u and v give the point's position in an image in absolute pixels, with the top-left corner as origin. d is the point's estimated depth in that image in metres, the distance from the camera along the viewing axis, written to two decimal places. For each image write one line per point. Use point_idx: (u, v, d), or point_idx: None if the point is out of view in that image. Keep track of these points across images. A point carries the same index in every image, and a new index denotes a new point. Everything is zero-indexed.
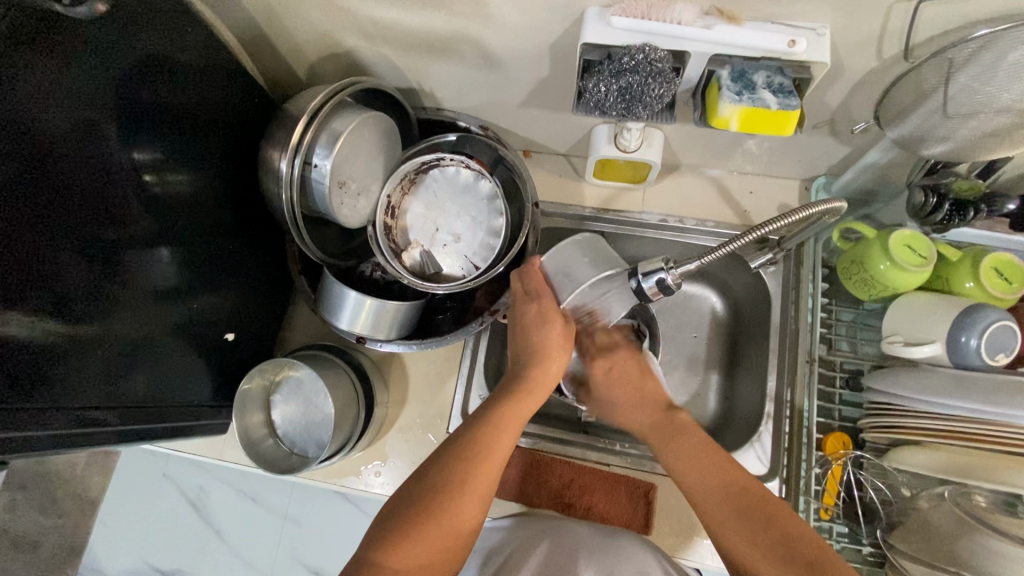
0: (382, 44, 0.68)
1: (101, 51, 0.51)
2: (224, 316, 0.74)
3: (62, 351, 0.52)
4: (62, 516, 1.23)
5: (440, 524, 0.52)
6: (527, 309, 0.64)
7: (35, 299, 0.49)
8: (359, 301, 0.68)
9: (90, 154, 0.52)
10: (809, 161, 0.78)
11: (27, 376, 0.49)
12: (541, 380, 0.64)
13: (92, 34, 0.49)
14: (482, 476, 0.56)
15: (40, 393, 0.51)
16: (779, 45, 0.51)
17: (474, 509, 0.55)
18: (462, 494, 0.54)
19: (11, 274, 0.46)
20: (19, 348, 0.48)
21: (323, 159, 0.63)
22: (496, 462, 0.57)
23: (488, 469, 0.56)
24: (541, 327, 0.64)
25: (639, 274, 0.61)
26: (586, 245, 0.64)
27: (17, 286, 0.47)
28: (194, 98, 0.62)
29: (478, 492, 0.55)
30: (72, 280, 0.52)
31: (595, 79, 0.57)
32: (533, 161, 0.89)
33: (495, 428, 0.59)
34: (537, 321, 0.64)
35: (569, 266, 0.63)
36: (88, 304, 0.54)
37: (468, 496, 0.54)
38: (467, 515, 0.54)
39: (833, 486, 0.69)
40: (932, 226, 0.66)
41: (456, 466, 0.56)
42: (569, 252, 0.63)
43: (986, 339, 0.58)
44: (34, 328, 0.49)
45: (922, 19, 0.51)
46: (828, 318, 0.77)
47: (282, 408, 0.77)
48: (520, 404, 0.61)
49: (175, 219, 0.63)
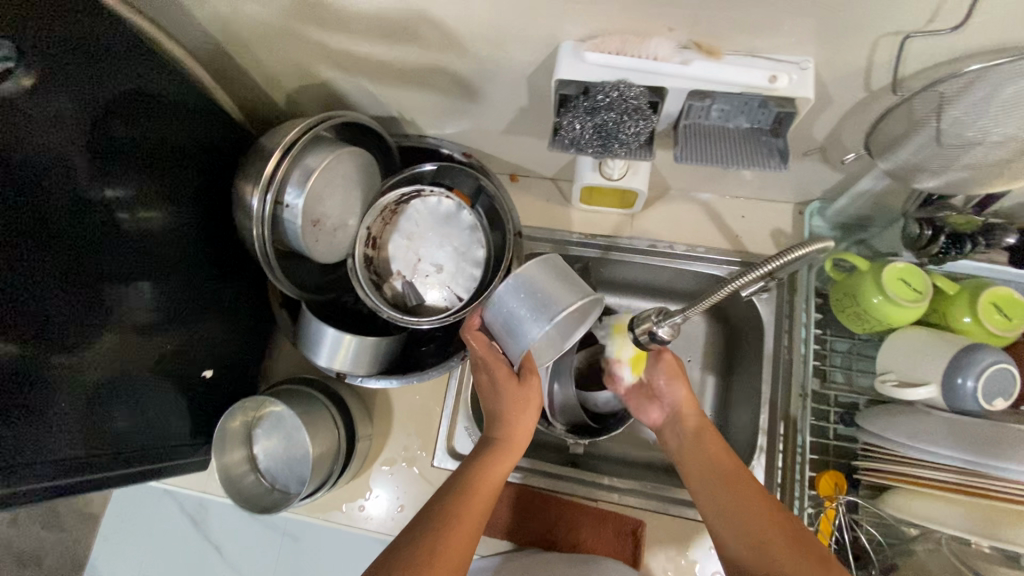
0: (358, 75, 0.66)
1: (57, 93, 0.49)
2: (201, 351, 0.72)
3: (23, 414, 0.51)
4: None
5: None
6: (478, 368, 0.63)
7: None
8: (337, 338, 0.67)
9: (58, 193, 0.51)
10: (801, 186, 0.76)
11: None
12: (512, 437, 0.63)
13: (37, 75, 0.47)
14: (459, 532, 0.55)
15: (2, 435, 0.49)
16: (759, 81, 0.49)
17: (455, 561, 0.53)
18: (441, 555, 0.53)
19: None
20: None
21: (295, 198, 0.62)
22: (474, 521, 0.57)
23: (460, 535, 0.55)
24: (500, 390, 0.62)
25: (634, 328, 0.64)
26: (552, 268, 0.57)
27: None
28: (162, 132, 0.61)
29: (456, 549, 0.54)
30: (36, 322, 0.51)
31: (569, 116, 0.54)
32: (519, 186, 0.88)
33: (471, 489, 0.59)
34: (494, 385, 0.62)
35: (540, 291, 0.55)
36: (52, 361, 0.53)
37: (446, 556, 0.53)
38: (450, 564, 0.53)
39: (827, 527, 0.65)
40: (930, 259, 0.63)
41: (433, 527, 0.55)
42: (533, 275, 0.55)
43: (984, 380, 0.55)
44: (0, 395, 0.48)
45: (910, 52, 0.48)
46: (823, 349, 0.75)
47: (263, 443, 0.76)
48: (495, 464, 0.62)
49: (150, 257, 0.62)
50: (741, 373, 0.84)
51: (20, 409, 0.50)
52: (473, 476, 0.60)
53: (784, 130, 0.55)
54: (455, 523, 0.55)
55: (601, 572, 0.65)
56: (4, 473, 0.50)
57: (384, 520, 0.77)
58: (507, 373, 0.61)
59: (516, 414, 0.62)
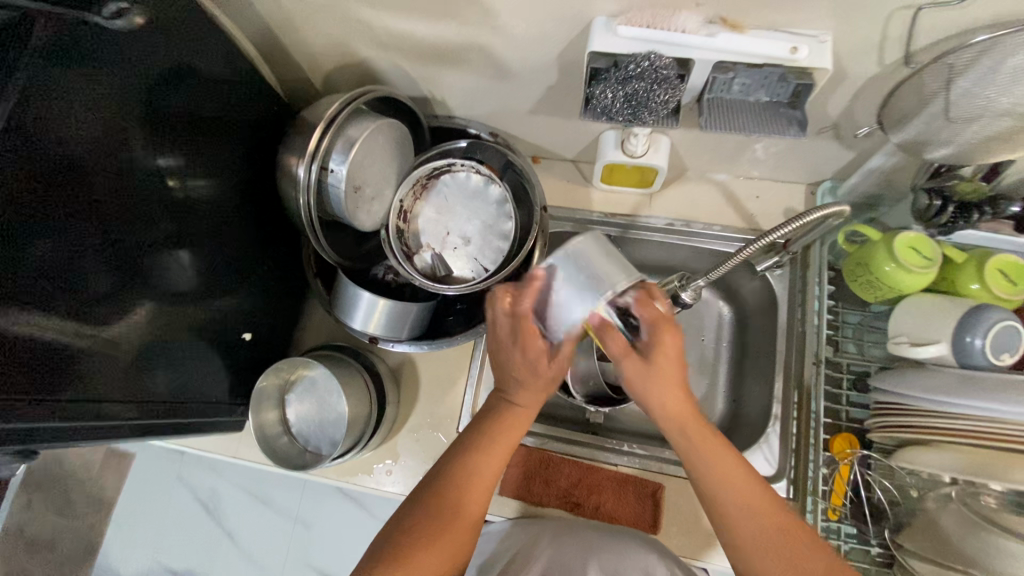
0: (395, 53, 0.70)
1: (119, 67, 0.53)
2: (240, 315, 0.76)
3: (83, 350, 0.54)
4: (79, 517, 1.32)
5: (431, 549, 0.55)
6: (507, 341, 0.57)
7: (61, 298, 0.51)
8: (372, 302, 0.70)
9: (115, 161, 0.54)
10: (814, 166, 0.80)
11: (46, 382, 0.51)
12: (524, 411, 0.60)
13: (103, 50, 0.51)
14: (468, 497, 0.57)
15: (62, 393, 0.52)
16: (782, 52, 0.53)
17: (462, 529, 0.56)
18: (449, 522, 0.56)
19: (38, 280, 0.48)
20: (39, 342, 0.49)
21: (340, 164, 0.65)
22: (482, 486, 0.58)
23: (459, 516, 0.56)
24: (533, 363, 0.57)
25: (659, 292, 0.74)
26: (599, 248, 0.53)
27: (44, 291, 0.49)
28: (214, 105, 0.64)
29: (464, 517, 0.57)
30: (92, 286, 0.54)
31: (601, 86, 0.58)
32: (541, 167, 0.91)
33: (478, 454, 0.59)
34: (525, 358, 0.56)
35: (587, 270, 0.52)
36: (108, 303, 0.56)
37: (455, 524, 0.56)
38: (457, 532, 0.56)
39: (841, 485, 0.69)
40: (937, 228, 0.67)
41: (438, 494, 0.57)
42: (581, 253, 0.52)
43: (990, 339, 0.59)
44: (62, 325, 0.51)
45: (921, 26, 0.52)
46: (835, 321, 0.78)
47: (295, 407, 0.79)
48: (508, 423, 0.60)
49: (195, 223, 0.65)
50: (754, 348, 0.87)
51: (77, 371, 0.53)
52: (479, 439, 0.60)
53: (802, 102, 0.59)
54: (461, 491, 0.57)
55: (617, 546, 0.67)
56: (68, 405, 0.53)
57: (410, 484, 0.79)
58: (540, 353, 0.56)
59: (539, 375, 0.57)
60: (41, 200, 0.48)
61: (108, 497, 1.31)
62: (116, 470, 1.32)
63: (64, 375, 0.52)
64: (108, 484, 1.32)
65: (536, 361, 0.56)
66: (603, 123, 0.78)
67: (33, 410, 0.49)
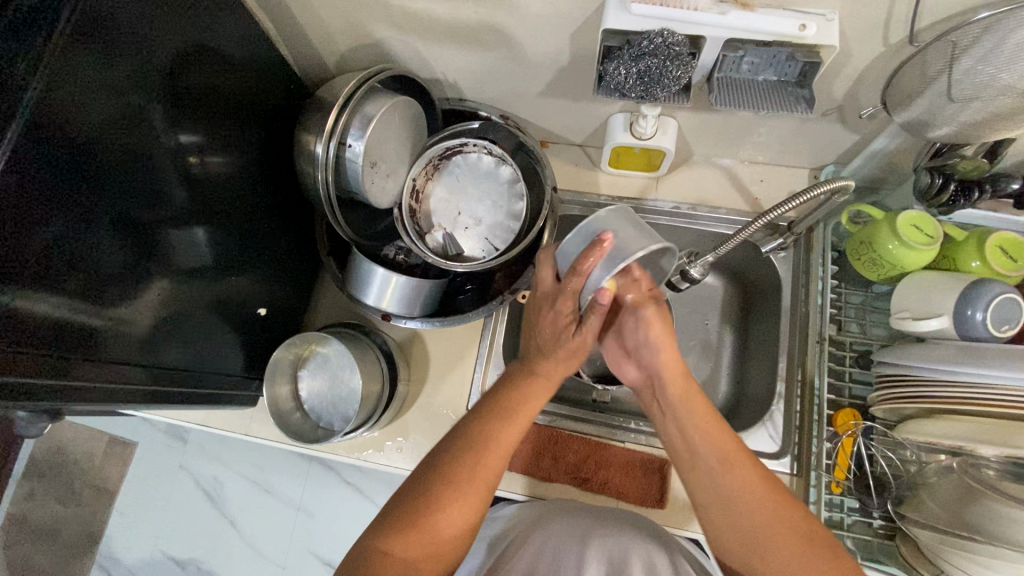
0: (410, 34, 0.72)
1: (141, 43, 0.53)
2: (255, 292, 0.77)
3: (101, 320, 0.54)
4: (82, 505, 1.33)
5: (454, 507, 0.55)
6: (541, 312, 0.64)
7: (83, 266, 0.51)
8: (386, 278, 0.72)
9: (140, 138, 0.55)
10: (818, 149, 0.81)
11: (71, 350, 0.51)
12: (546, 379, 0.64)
13: (127, 26, 0.51)
14: (491, 462, 0.58)
15: (82, 368, 0.52)
16: (791, 29, 0.54)
17: (484, 489, 0.57)
18: (473, 482, 0.57)
19: (61, 245, 0.48)
20: (59, 305, 0.49)
21: (357, 140, 0.67)
22: (505, 451, 0.60)
23: (482, 475, 0.57)
24: (561, 336, 0.62)
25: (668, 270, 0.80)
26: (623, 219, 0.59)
27: (66, 257, 0.49)
28: (232, 83, 0.65)
29: (488, 477, 0.58)
30: (111, 263, 0.54)
31: (615, 63, 0.60)
32: (550, 151, 0.93)
33: (502, 422, 0.61)
34: (557, 330, 0.63)
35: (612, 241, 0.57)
36: (127, 276, 0.56)
37: (478, 484, 0.57)
38: (479, 493, 0.57)
39: (844, 460, 0.71)
40: (937, 207, 0.69)
41: (463, 455, 0.58)
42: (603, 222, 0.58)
43: (991, 312, 0.61)
44: (84, 292, 0.52)
45: (926, 5, 0.54)
46: (838, 301, 0.79)
47: (307, 383, 0.81)
48: (530, 393, 0.63)
49: (214, 200, 0.66)
50: (758, 330, 0.88)
51: (95, 348, 0.54)
52: (504, 409, 0.62)
53: (809, 81, 0.61)
54: (485, 454, 0.58)
55: (622, 526, 0.70)
56: (89, 374, 0.53)
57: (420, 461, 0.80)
58: (571, 320, 0.62)
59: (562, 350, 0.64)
60: (64, 175, 0.48)
61: (111, 484, 1.32)
62: (120, 456, 1.32)
63: (84, 350, 0.53)
64: (111, 471, 1.32)
65: (564, 333, 0.63)
66: (612, 106, 0.80)
67: (54, 383, 0.50)
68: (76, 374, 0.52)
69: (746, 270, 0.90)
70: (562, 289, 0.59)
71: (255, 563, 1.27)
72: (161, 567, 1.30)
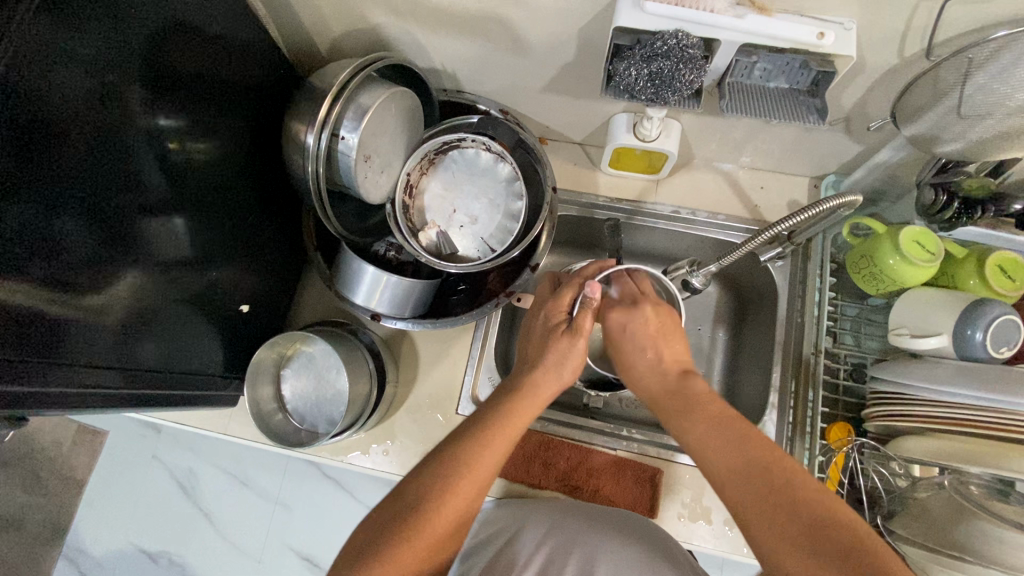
0: (410, 20, 0.68)
1: (119, 19, 0.48)
2: (237, 286, 0.73)
3: (65, 316, 0.49)
4: (47, 495, 1.27)
5: (419, 538, 0.51)
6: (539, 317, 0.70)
7: (48, 259, 0.47)
8: (376, 277, 0.69)
9: (114, 121, 0.50)
10: (820, 159, 0.81)
11: (36, 347, 0.47)
12: (542, 384, 0.64)
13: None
14: (464, 485, 0.54)
15: (46, 370, 0.48)
16: (808, 37, 0.52)
17: (452, 519, 0.53)
18: (441, 508, 0.53)
19: (22, 236, 0.44)
20: (16, 302, 0.44)
21: (351, 132, 0.63)
22: (481, 475, 0.55)
23: (475, 475, 0.55)
24: (550, 339, 0.66)
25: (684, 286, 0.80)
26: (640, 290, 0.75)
27: (26, 252, 0.44)
28: (220, 66, 0.61)
29: (460, 503, 0.54)
30: (77, 256, 0.49)
31: (626, 63, 0.57)
32: (548, 148, 0.90)
33: (478, 444, 0.57)
34: (548, 332, 0.68)
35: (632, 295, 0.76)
36: (95, 267, 0.52)
37: (448, 507, 0.53)
38: (447, 522, 0.53)
39: (837, 474, 0.71)
40: (940, 224, 0.69)
41: (433, 476, 0.54)
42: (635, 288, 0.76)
43: (990, 332, 0.61)
44: (48, 288, 0.47)
45: (945, 19, 0.52)
46: (834, 312, 0.79)
47: (291, 382, 0.79)
48: (514, 412, 0.61)
49: (194, 187, 0.62)
50: (751, 338, 0.88)
51: (59, 346, 0.49)
52: (481, 429, 0.58)
53: (822, 90, 0.59)
54: (462, 480, 0.54)
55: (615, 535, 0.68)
56: (51, 372, 0.49)
57: (406, 465, 0.78)
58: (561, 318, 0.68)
59: (552, 361, 0.65)
60: (31, 159, 0.43)
61: (78, 476, 1.27)
62: (88, 447, 1.27)
63: (51, 347, 0.48)
64: (79, 461, 1.27)
65: (553, 336, 0.66)
66: (616, 106, 0.77)
67: (11, 386, 0.45)
68: (38, 374, 0.47)
69: (744, 277, 0.89)
70: (559, 295, 0.69)
71: (230, 559, 1.23)
72: (132, 561, 1.25)
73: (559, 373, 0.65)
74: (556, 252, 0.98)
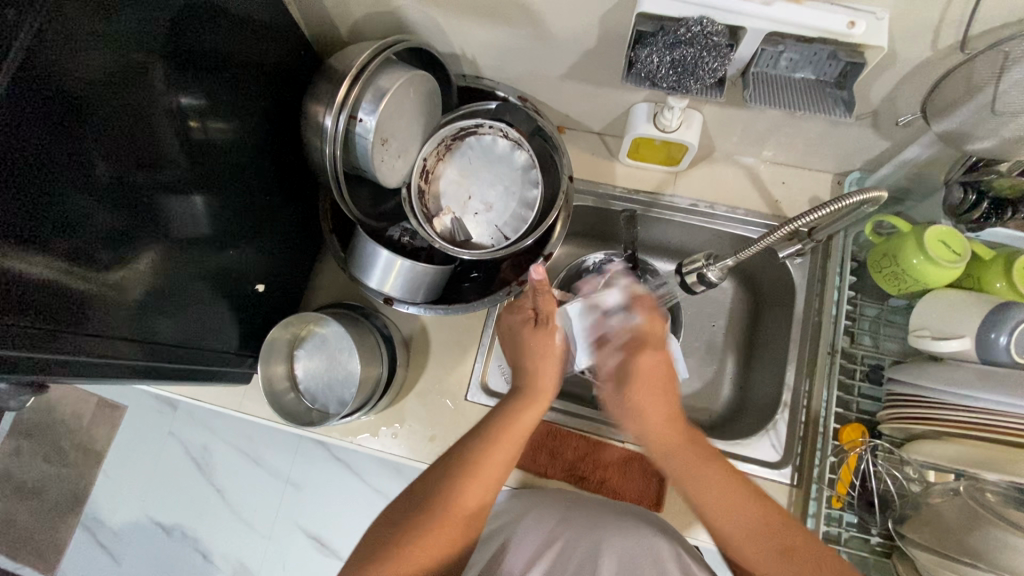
0: (431, 4, 0.68)
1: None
2: (255, 266, 0.75)
3: (89, 290, 0.51)
4: (67, 465, 1.31)
5: (432, 534, 0.55)
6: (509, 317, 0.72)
7: (71, 233, 0.48)
8: (390, 261, 0.70)
9: (139, 99, 0.51)
10: (845, 154, 0.79)
11: (61, 318, 0.48)
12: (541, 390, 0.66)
13: None
14: (472, 486, 0.57)
15: (68, 341, 0.49)
16: (838, 26, 0.51)
17: (464, 514, 0.56)
18: (450, 506, 0.56)
19: (46, 211, 0.45)
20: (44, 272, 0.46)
21: (369, 114, 0.63)
22: (489, 477, 0.58)
23: (482, 475, 0.58)
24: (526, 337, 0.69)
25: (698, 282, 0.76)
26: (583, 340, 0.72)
27: (49, 227, 0.45)
28: (241, 47, 0.62)
29: (471, 498, 0.57)
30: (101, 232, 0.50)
31: (648, 49, 0.56)
32: (567, 137, 0.89)
33: (488, 443, 0.60)
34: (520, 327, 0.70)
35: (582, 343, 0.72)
36: (120, 245, 0.53)
37: (458, 507, 0.56)
38: (460, 517, 0.56)
39: (848, 476, 0.69)
40: (968, 225, 0.68)
41: (444, 478, 0.58)
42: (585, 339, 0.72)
43: (1017, 335, 0.60)
44: (72, 261, 0.48)
45: (982, 10, 0.51)
46: (853, 312, 0.77)
47: (304, 363, 0.80)
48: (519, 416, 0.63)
49: (215, 167, 0.62)
50: (767, 336, 0.86)
51: (82, 319, 0.51)
52: (488, 433, 0.61)
53: (850, 82, 0.58)
54: (473, 477, 0.58)
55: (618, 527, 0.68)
56: (75, 344, 0.50)
57: (414, 449, 0.78)
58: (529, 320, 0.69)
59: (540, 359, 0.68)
60: (53, 135, 0.44)
61: (97, 447, 1.30)
62: (107, 421, 1.31)
63: (68, 321, 0.49)
64: (98, 433, 1.31)
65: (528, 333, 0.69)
66: (636, 95, 0.76)
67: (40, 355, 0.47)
68: (62, 346, 0.49)
69: (761, 274, 0.88)
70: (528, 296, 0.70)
71: (240, 534, 1.26)
72: (146, 532, 1.29)
73: (548, 367, 0.67)
74: (570, 242, 0.97)
